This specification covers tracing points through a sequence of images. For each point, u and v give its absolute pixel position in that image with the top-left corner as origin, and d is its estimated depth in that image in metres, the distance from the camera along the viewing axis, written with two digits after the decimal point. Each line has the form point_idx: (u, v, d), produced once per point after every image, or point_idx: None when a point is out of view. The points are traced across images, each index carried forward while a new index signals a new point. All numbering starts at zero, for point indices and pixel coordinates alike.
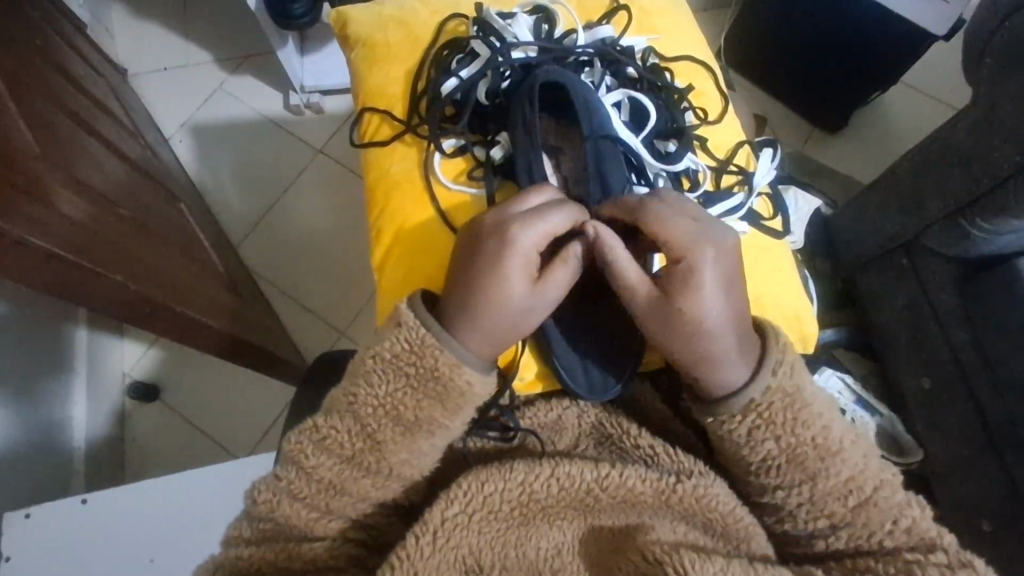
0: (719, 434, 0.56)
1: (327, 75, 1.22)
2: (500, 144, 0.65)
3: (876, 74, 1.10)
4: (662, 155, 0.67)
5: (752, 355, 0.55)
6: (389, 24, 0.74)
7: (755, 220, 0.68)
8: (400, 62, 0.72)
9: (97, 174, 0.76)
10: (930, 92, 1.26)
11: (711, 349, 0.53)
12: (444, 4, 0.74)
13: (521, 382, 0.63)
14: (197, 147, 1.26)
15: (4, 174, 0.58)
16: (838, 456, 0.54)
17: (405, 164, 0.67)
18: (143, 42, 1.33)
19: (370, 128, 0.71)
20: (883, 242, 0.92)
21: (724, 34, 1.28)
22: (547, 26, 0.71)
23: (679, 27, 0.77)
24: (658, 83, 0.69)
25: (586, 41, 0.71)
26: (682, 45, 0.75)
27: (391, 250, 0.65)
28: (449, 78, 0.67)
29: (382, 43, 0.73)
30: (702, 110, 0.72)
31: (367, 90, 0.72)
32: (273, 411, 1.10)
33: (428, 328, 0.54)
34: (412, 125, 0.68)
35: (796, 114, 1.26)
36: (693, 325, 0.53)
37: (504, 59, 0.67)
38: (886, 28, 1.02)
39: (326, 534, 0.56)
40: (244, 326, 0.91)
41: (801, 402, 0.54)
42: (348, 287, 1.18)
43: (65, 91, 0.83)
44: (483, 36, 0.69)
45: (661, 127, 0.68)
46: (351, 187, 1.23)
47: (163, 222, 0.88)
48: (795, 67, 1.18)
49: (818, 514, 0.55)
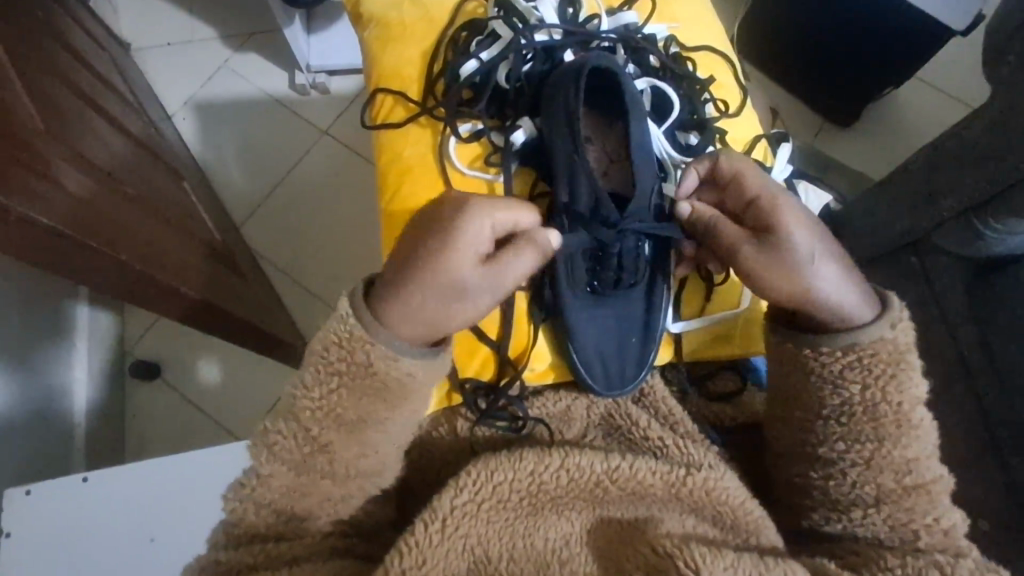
0: (809, 369, 0.56)
1: (335, 55, 1.19)
2: (522, 128, 0.64)
3: (892, 69, 1.08)
4: (683, 148, 0.67)
5: (874, 304, 0.55)
6: (404, 3, 0.72)
7: None
8: (415, 44, 0.71)
9: (101, 151, 0.75)
10: (945, 88, 1.25)
11: (836, 277, 0.54)
12: None
13: (531, 373, 0.65)
14: (201, 124, 1.24)
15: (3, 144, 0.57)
16: (914, 430, 0.54)
17: (419, 147, 0.66)
18: (146, 16, 1.30)
19: (383, 108, 0.70)
20: (891, 240, 0.91)
21: (737, 24, 1.26)
22: (571, 10, 0.70)
23: (699, 13, 0.75)
24: (681, 73, 0.69)
25: (609, 27, 0.70)
26: (703, 34, 0.74)
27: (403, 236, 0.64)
28: (469, 60, 0.66)
29: (396, 22, 0.71)
30: (722, 102, 0.71)
31: (380, 69, 0.71)
32: (273, 395, 1.10)
33: (358, 320, 0.52)
34: (427, 107, 0.67)
35: (805, 107, 1.25)
36: (804, 261, 0.54)
37: (526, 42, 0.65)
38: (902, 22, 1.01)
39: (313, 533, 0.56)
40: (247, 308, 0.91)
41: (907, 361, 0.54)
42: (360, 266, 1.17)
43: (66, 63, 0.81)
44: (505, 16, 0.68)
45: (683, 118, 0.67)
46: (359, 168, 1.22)
47: (166, 199, 0.87)
48: (809, 60, 1.16)
49: (869, 479, 0.55)
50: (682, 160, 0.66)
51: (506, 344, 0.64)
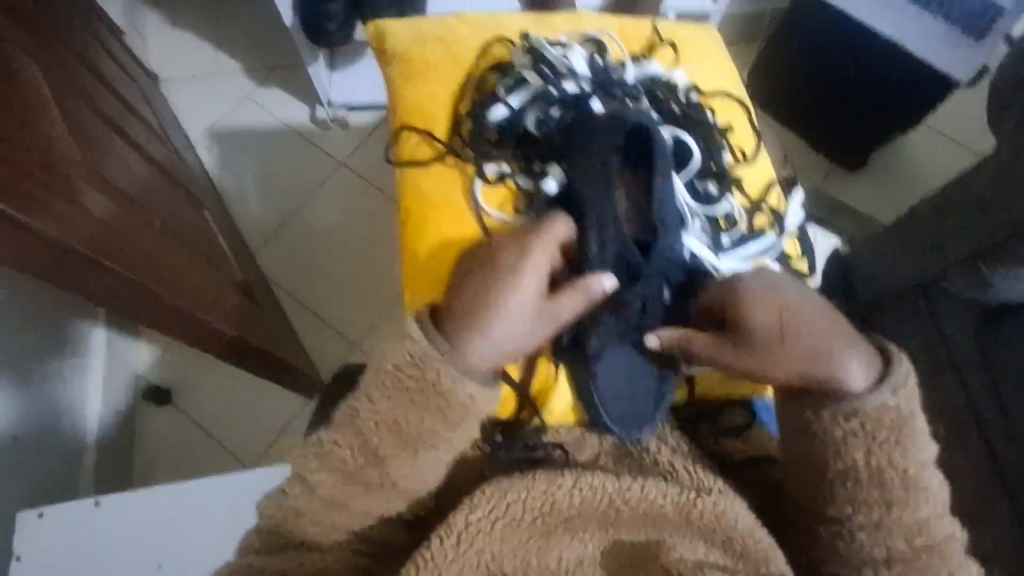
0: (816, 432, 0.58)
1: (356, 92, 1.24)
2: (551, 175, 0.66)
3: (898, 115, 1.11)
4: (702, 195, 0.69)
5: (876, 371, 0.57)
6: (431, 43, 0.75)
7: (783, 261, 0.71)
8: (442, 83, 0.73)
9: (129, 179, 0.78)
10: (957, 138, 1.27)
11: (836, 349, 0.56)
12: (488, 31, 0.76)
13: (550, 411, 0.66)
14: (222, 154, 1.27)
15: (30, 170, 0.58)
16: (924, 492, 0.56)
17: (444, 185, 0.69)
18: (174, 48, 1.35)
19: (407, 147, 0.71)
20: (899, 282, 0.92)
21: (747, 69, 1.29)
22: (598, 59, 0.73)
23: (717, 61, 0.79)
24: (701, 123, 0.71)
25: (634, 78, 0.73)
26: (721, 81, 0.77)
27: (427, 270, 0.66)
28: (498, 106, 0.70)
29: (424, 62, 0.74)
30: (738, 149, 0.73)
31: (405, 105, 0.73)
32: (281, 421, 1.10)
33: (429, 349, 0.56)
34: (455, 149, 0.69)
35: (812, 150, 1.27)
36: (803, 337, 0.57)
37: (556, 92, 0.70)
38: (909, 70, 1.03)
39: (320, 563, 0.56)
40: (260, 334, 0.92)
41: (910, 425, 0.56)
42: (372, 296, 1.19)
43: (98, 92, 0.85)
44: (536, 67, 0.72)
45: (702, 167, 0.70)
46: (375, 200, 1.25)
47: (187, 227, 0.89)
48: (819, 106, 1.19)
49: (882, 540, 0.55)
50: (701, 213, 0.68)
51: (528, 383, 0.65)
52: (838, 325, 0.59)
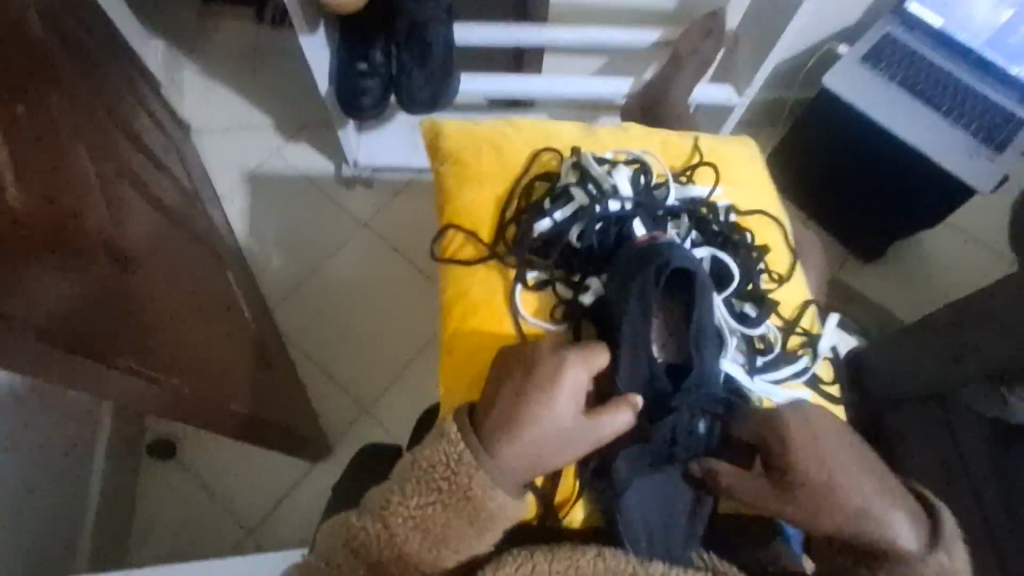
0: None
1: (382, 154, 1.27)
2: (591, 289, 0.70)
3: (916, 216, 1.12)
4: (740, 316, 0.72)
5: (925, 527, 0.61)
6: (483, 147, 0.79)
7: (815, 384, 0.75)
8: (490, 186, 0.77)
9: (162, 249, 0.79)
10: (976, 240, 1.28)
11: (888, 503, 0.61)
12: (537, 139, 0.80)
13: (572, 524, 0.68)
14: (248, 207, 1.29)
15: (83, 265, 0.61)
16: None
17: (486, 287, 0.72)
18: (208, 101, 1.38)
19: (452, 245, 0.75)
20: (915, 387, 0.92)
21: (768, 153, 1.31)
22: (643, 178, 0.76)
23: (753, 181, 0.84)
24: (739, 244, 0.75)
25: (676, 198, 0.76)
26: (757, 200, 0.82)
27: (461, 368, 0.69)
28: (543, 219, 0.71)
29: (475, 166, 0.77)
30: (774, 272, 0.78)
31: (452, 205, 0.76)
32: (285, 485, 1.10)
33: (467, 445, 0.59)
34: (498, 253, 0.73)
35: (829, 237, 1.28)
36: (866, 494, 0.61)
37: (599, 211, 0.71)
38: (931, 178, 1.05)
39: None
40: (273, 402, 0.92)
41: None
42: (386, 361, 1.20)
43: (141, 162, 0.86)
44: (581, 182, 0.74)
45: (741, 289, 0.73)
46: (395, 264, 1.27)
47: (213, 292, 0.90)
48: (837, 197, 1.21)
49: None
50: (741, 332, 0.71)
51: (553, 492, 0.67)
52: (888, 480, 0.63)
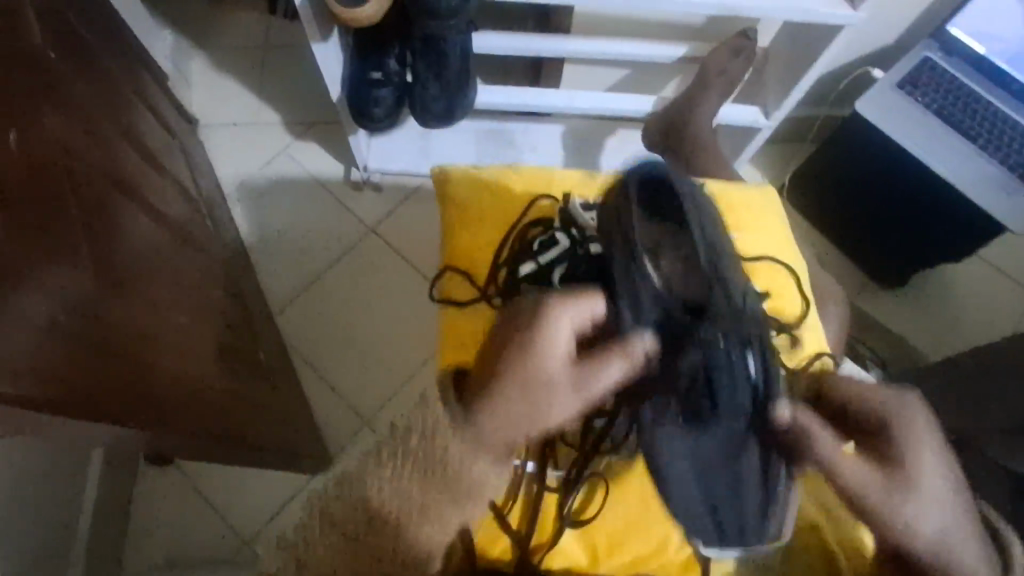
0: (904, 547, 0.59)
1: (393, 159, 1.24)
2: None
3: (943, 249, 1.09)
4: None
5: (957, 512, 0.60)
6: (485, 190, 0.83)
7: None
8: (490, 226, 0.81)
9: (162, 265, 0.77)
10: (1012, 275, 1.25)
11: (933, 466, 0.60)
12: (537, 181, 0.83)
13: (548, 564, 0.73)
14: (253, 208, 1.27)
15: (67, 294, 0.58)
16: None
17: (478, 326, 0.75)
18: (217, 95, 1.34)
19: (451, 287, 0.78)
20: None
21: (790, 172, 1.27)
22: None
23: (766, 225, 0.85)
24: None
25: None
26: (765, 244, 0.84)
27: None
28: (529, 262, 0.74)
29: (475, 207, 0.81)
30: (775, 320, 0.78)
31: (452, 248, 0.81)
32: (282, 498, 1.08)
33: (448, 411, 0.59)
34: (487, 294, 0.76)
35: (848, 261, 1.25)
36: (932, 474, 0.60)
37: (583, 251, 0.72)
38: (959, 216, 1.02)
39: None
40: (273, 422, 0.90)
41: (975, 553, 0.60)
42: (389, 374, 1.18)
43: (150, 175, 0.84)
44: (565, 228, 0.75)
45: None
46: (400, 272, 1.24)
47: (214, 306, 0.88)
48: (861, 222, 1.17)
49: None
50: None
51: (530, 532, 0.73)
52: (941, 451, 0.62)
